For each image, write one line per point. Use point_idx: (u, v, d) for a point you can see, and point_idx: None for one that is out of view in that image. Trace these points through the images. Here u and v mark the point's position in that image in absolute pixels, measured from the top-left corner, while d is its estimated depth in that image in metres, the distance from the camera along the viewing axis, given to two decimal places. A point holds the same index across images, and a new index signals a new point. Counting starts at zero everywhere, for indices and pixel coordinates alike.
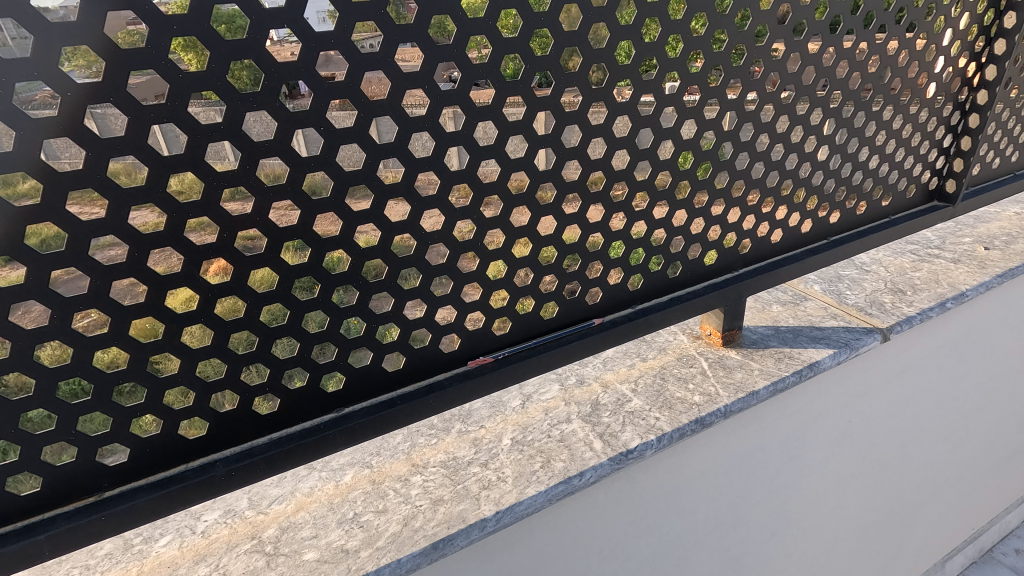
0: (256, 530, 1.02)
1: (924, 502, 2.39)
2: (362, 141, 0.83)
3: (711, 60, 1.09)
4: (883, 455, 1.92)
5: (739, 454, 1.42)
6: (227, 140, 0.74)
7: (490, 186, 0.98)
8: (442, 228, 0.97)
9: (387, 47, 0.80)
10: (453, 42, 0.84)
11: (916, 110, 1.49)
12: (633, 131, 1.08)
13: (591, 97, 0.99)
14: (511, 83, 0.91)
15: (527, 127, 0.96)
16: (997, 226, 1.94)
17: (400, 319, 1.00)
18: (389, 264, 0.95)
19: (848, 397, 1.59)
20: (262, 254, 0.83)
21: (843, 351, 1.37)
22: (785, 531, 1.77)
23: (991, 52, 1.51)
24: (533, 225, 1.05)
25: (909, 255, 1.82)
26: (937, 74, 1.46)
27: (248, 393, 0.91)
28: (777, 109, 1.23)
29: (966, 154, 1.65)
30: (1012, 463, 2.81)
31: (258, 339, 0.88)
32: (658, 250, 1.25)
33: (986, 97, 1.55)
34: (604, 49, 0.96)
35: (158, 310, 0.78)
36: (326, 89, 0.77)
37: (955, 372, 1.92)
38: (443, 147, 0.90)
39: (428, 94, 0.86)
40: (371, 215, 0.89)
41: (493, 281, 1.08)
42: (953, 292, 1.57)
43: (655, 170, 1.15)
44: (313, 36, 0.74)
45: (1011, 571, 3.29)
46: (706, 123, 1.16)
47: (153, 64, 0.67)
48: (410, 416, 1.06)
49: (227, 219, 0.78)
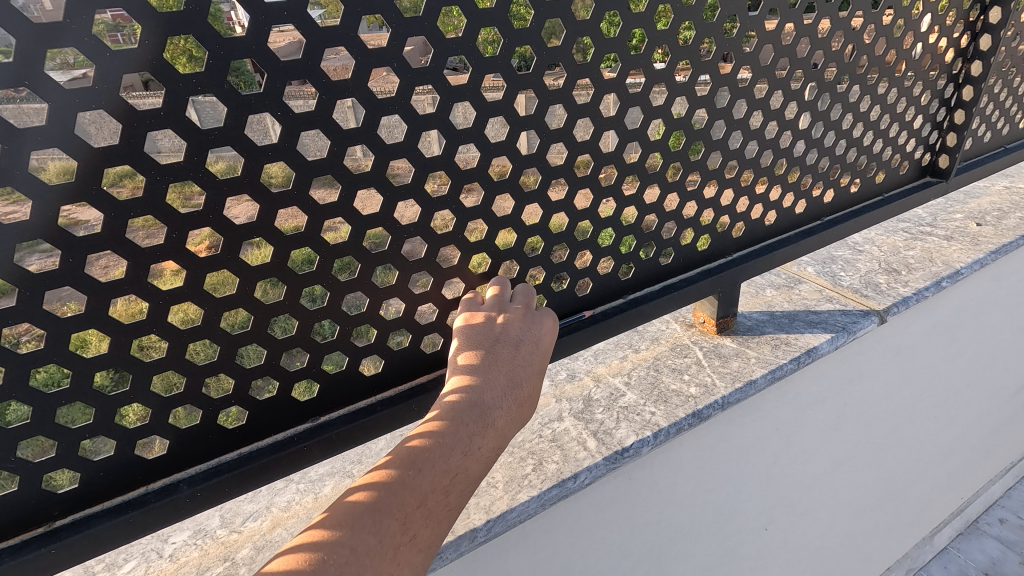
0: (229, 551, 0.94)
1: (915, 480, 2.40)
2: (326, 127, 0.75)
3: (703, 31, 1.02)
4: (877, 436, 1.90)
5: (736, 445, 1.38)
6: (169, 128, 0.65)
7: (470, 173, 0.90)
8: (419, 219, 0.90)
9: (350, 21, 0.71)
10: (426, 13, 0.76)
11: (910, 83, 1.43)
12: (622, 110, 1.00)
13: (577, 74, 0.92)
14: (490, 59, 0.83)
15: (508, 108, 0.88)
16: (988, 202, 1.92)
17: (378, 320, 0.93)
18: (363, 262, 0.87)
19: (843, 381, 1.55)
20: (219, 255, 0.75)
21: (841, 335, 1.33)
22: (782, 517, 1.75)
23: (985, 21, 1.45)
24: (517, 214, 0.99)
25: (901, 233, 1.78)
26: (931, 46, 1.40)
27: (213, 407, 0.83)
28: (772, 84, 1.16)
29: (959, 128, 1.60)
30: (999, 436, 2.84)
31: (220, 348, 0.80)
32: (649, 237, 1.19)
33: (980, 69, 1.50)
34: (589, 20, 0.89)
35: (102, 322, 0.70)
36: (282, 68, 0.68)
37: (947, 351, 1.90)
38: (417, 131, 0.82)
39: (398, 73, 0.77)
40: (339, 208, 0.81)
41: (478, 276, 1.00)
42: (948, 271, 1.54)
43: (646, 151, 1.08)
44: (263, 7, 0.65)
45: (995, 541, 3.36)
46: (698, 101, 1.09)
47: (75, 42, 0.57)
48: (393, 422, 1.00)
49: (175, 218, 0.69)
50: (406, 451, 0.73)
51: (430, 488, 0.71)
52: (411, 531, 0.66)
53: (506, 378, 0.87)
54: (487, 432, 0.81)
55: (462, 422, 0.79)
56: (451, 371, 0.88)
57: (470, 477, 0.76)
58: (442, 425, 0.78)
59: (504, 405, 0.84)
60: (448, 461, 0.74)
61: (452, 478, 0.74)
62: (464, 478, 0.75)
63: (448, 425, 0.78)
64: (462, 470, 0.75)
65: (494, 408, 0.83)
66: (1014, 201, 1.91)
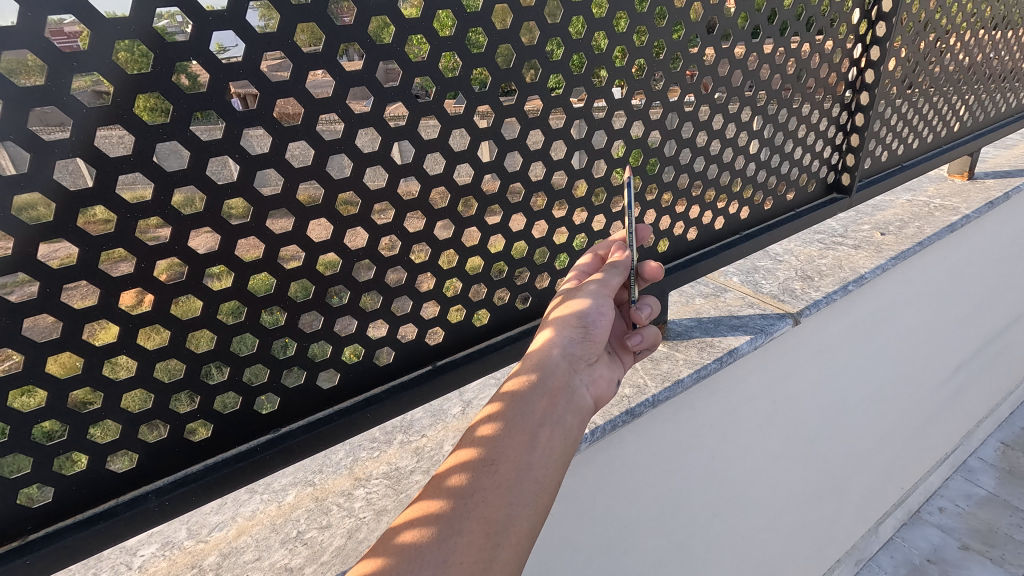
0: (197, 559, 1.00)
1: (853, 472, 2.57)
2: (280, 166, 0.85)
3: (613, 74, 1.18)
4: (809, 430, 2.07)
5: (674, 441, 1.51)
6: (139, 171, 0.74)
7: (412, 202, 1.02)
8: (367, 244, 1.00)
9: (298, 75, 0.82)
10: (364, 67, 0.88)
11: (808, 112, 1.63)
12: (547, 144, 1.14)
13: (504, 114, 1.06)
14: (424, 104, 0.96)
15: (443, 144, 1.01)
16: (892, 214, 2.13)
17: (333, 336, 1.02)
18: (317, 284, 0.96)
19: (770, 379, 1.71)
20: (184, 281, 0.83)
21: (759, 336, 1.48)
22: (727, 510, 1.88)
23: (868, 58, 1.68)
24: (457, 237, 1.10)
25: (817, 244, 1.96)
26: (822, 79, 1.61)
27: (179, 421, 0.91)
28: (681, 116, 1.33)
29: (855, 150, 1.82)
30: (929, 428, 3.07)
31: (186, 367, 0.87)
32: (581, 253, 1.34)
33: (867, 99, 1.72)
34: (512, 68, 1.03)
35: (75, 344, 0.77)
36: (239, 118, 0.80)
37: (866, 349, 2.09)
38: (361, 166, 0.93)
39: (342, 117, 0.88)
40: (294, 236, 0.90)
41: (424, 293, 1.11)
42: (853, 276, 1.72)
43: (571, 178, 1.22)
44: (222, 68, 0.76)
45: (936, 529, 3.60)
46: (615, 133, 1.24)
47: (54, 100, 0.67)
48: (350, 430, 1.09)
49: (143, 249, 0.78)
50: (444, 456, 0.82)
51: (472, 472, 0.78)
52: (468, 517, 0.73)
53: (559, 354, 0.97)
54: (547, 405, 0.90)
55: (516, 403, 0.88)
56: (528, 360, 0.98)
57: (517, 448, 0.82)
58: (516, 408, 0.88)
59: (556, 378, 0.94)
60: (482, 444, 0.82)
61: (494, 459, 0.80)
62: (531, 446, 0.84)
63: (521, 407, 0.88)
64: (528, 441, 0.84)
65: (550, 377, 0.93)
66: (914, 212, 2.13)
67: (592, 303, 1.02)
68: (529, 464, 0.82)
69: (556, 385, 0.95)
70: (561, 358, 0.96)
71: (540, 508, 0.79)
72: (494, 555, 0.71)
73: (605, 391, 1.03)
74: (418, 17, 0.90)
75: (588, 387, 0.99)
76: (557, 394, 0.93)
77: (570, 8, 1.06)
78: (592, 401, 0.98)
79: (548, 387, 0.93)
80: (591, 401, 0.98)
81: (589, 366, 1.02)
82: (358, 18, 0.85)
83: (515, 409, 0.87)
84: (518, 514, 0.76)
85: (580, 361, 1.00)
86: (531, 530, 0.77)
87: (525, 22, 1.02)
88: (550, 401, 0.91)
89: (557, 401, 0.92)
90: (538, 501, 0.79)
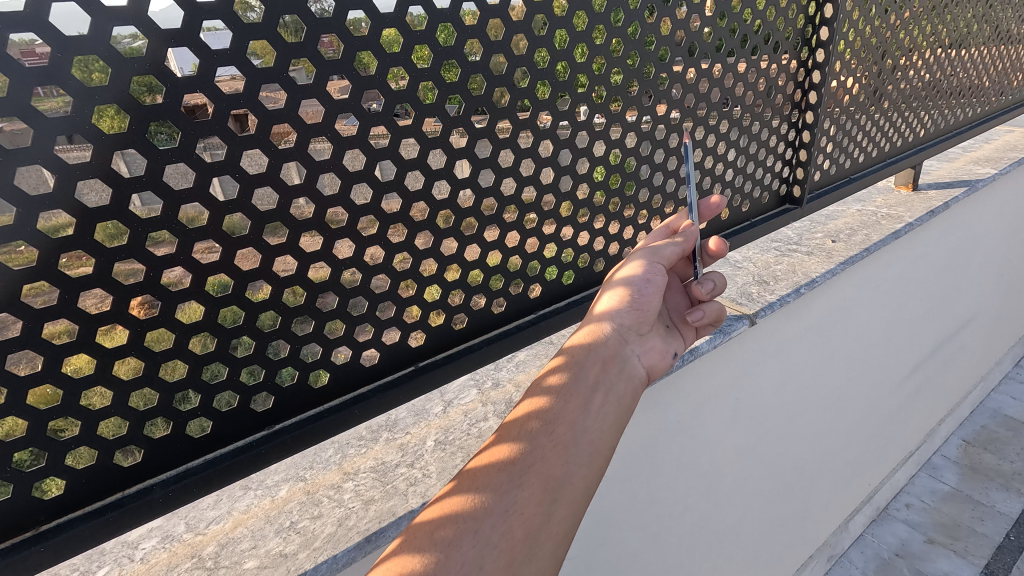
0: (196, 549, 1.07)
1: (820, 468, 2.71)
2: (275, 184, 0.94)
3: (575, 99, 1.30)
4: (773, 427, 2.19)
5: (644, 436, 1.61)
6: (149, 190, 0.83)
7: (395, 216, 1.11)
8: (353, 254, 1.09)
9: (291, 104, 0.92)
10: (350, 95, 0.98)
11: (757, 130, 1.79)
12: (517, 162, 1.26)
13: (476, 136, 1.17)
14: (404, 127, 1.07)
15: (422, 163, 1.11)
16: (843, 223, 2.30)
17: (323, 338, 1.11)
18: (308, 291, 1.05)
19: (732, 376, 1.83)
20: (187, 288, 0.91)
21: (717, 336, 1.60)
22: (698, 503, 1.99)
23: (811, 81, 1.86)
24: (436, 247, 1.21)
25: (773, 251, 2.11)
26: (769, 101, 1.77)
27: (181, 419, 0.99)
28: (639, 135, 1.48)
29: (804, 164, 1.98)
30: (891, 426, 3.23)
31: (188, 367, 0.95)
32: (550, 261, 1.46)
33: (812, 117, 1.89)
34: (482, 95, 1.15)
35: (88, 346, 0.84)
36: (239, 142, 0.89)
37: (823, 349, 2.24)
38: (348, 184, 1.03)
39: (331, 140, 0.98)
40: (287, 247, 0.99)
41: (406, 299, 1.21)
42: (805, 280, 1.86)
43: (540, 193, 1.34)
44: (224, 98, 0.86)
45: (904, 524, 3.76)
46: (579, 151, 1.37)
47: (77, 128, 0.75)
48: (339, 426, 1.18)
49: (152, 259, 0.86)
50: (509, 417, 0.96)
51: (534, 436, 0.91)
52: (531, 473, 0.85)
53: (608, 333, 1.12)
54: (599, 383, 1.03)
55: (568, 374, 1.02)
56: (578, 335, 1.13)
57: (573, 412, 0.96)
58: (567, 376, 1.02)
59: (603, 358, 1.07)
60: (542, 409, 0.95)
61: (553, 423, 0.93)
62: (587, 414, 0.97)
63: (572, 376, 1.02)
64: (582, 409, 0.97)
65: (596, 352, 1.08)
66: (862, 221, 2.30)
67: (640, 277, 1.19)
68: (584, 429, 0.94)
69: (608, 357, 1.09)
70: (611, 333, 1.12)
71: (595, 470, 0.91)
72: (552, 511, 0.83)
73: (656, 362, 1.18)
74: (398, 51, 1.01)
75: (639, 358, 1.15)
76: (606, 365, 1.07)
77: (536, 41, 1.17)
78: (643, 370, 1.14)
79: (599, 358, 1.07)
80: (641, 371, 1.12)
81: (636, 338, 1.17)
82: (345, 53, 0.95)
83: (569, 378, 1.01)
84: (575, 471, 0.89)
85: (627, 333, 1.15)
86: (586, 490, 0.89)
87: (494, 54, 1.13)
88: (602, 369, 1.05)
89: (606, 371, 1.07)
90: (593, 464, 0.92)
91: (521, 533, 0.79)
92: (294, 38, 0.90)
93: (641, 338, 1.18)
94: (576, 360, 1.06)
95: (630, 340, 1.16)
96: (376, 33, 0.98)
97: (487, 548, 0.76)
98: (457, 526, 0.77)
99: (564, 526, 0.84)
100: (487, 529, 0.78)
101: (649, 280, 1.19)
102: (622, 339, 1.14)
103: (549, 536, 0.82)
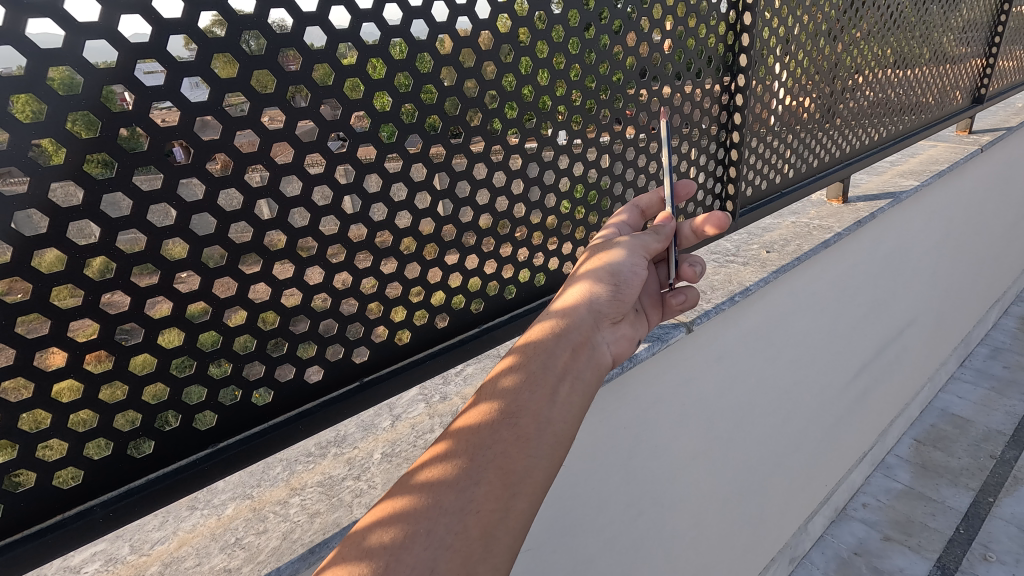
0: (140, 570, 1.08)
1: (773, 470, 2.81)
2: (212, 210, 0.99)
3: (506, 125, 1.39)
4: (722, 430, 2.29)
5: (590, 442, 1.68)
6: (87, 218, 0.87)
7: (333, 237, 1.16)
8: (293, 275, 1.13)
9: (227, 135, 0.97)
10: (285, 125, 1.03)
11: (686, 149, 1.92)
12: (452, 184, 1.33)
13: (410, 160, 1.24)
14: (339, 154, 1.12)
15: (358, 188, 1.17)
16: (777, 234, 2.44)
17: (266, 356, 1.15)
18: (249, 311, 1.09)
19: (675, 382, 1.93)
20: (127, 311, 0.94)
21: (655, 343, 1.68)
22: (650, 508, 2.06)
23: (735, 104, 2.02)
24: (376, 266, 1.26)
25: (712, 262, 2.23)
26: (696, 122, 1.91)
27: (122, 439, 1.01)
28: (570, 157, 1.58)
29: (734, 180, 2.12)
30: (841, 427, 3.37)
31: (129, 388, 0.98)
32: (491, 278, 1.54)
33: (738, 137, 2.05)
34: (415, 122, 1.22)
35: (27, 371, 0.87)
36: (175, 171, 0.93)
37: (765, 354, 2.35)
38: (286, 208, 1.08)
39: (267, 167, 1.03)
40: (226, 270, 1.04)
41: (347, 316, 1.26)
42: (740, 289, 1.97)
43: (477, 213, 1.42)
44: (159, 130, 0.90)
45: (861, 523, 3.90)
46: (513, 173, 1.45)
47: (14, 161, 0.79)
48: (283, 441, 1.22)
49: (91, 284, 0.89)
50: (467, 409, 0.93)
51: (493, 430, 0.88)
52: (488, 468, 0.84)
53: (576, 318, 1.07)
54: (564, 369, 0.99)
55: (531, 361, 0.98)
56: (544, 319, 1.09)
57: (536, 403, 0.93)
58: (530, 363, 0.98)
59: (569, 345, 1.03)
60: (502, 401, 0.92)
61: (515, 415, 0.90)
62: (551, 404, 0.94)
63: (535, 362, 0.99)
64: (545, 399, 0.94)
65: (560, 338, 1.03)
66: (795, 232, 2.44)
67: (627, 261, 1.16)
68: (547, 419, 0.92)
69: (577, 344, 1.04)
70: (583, 317, 1.08)
71: (558, 460, 0.89)
72: (511, 504, 0.82)
73: (625, 350, 1.16)
74: (330, 84, 1.07)
75: (607, 346, 1.10)
76: (574, 353, 1.03)
77: (464, 72, 1.26)
78: (610, 358, 1.10)
79: (568, 344, 1.03)
80: (609, 359, 1.09)
81: (607, 326, 1.12)
82: (277, 87, 1.01)
83: (534, 366, 0.97)
84: (536, 464, 0.87)
85: (599, 321, 1.10)
86: (548, 479, 0.87)
87: (424, 85, 1.21)
88: (570, 357, 1.01)
89: (574, 359, 1.02)
90: (556, 453, 0.90)
91: (478, 530, 0.78)
92: (227, 74, 0.96)
93: (613, 326, 1.14)
94: (540, 346, 1.01)
95: (603, 327, 1.12)
96: (308, 68, 1.03)
97: (441, 547, 0.75)
98: (410, 528, 0.76)
99: (523, 519, 0.82)
100: (441, 529, 0.77)
101: (635, 269, 1.16)
102: (594, 325, 1.09)
103: (507, 530, 0.80)
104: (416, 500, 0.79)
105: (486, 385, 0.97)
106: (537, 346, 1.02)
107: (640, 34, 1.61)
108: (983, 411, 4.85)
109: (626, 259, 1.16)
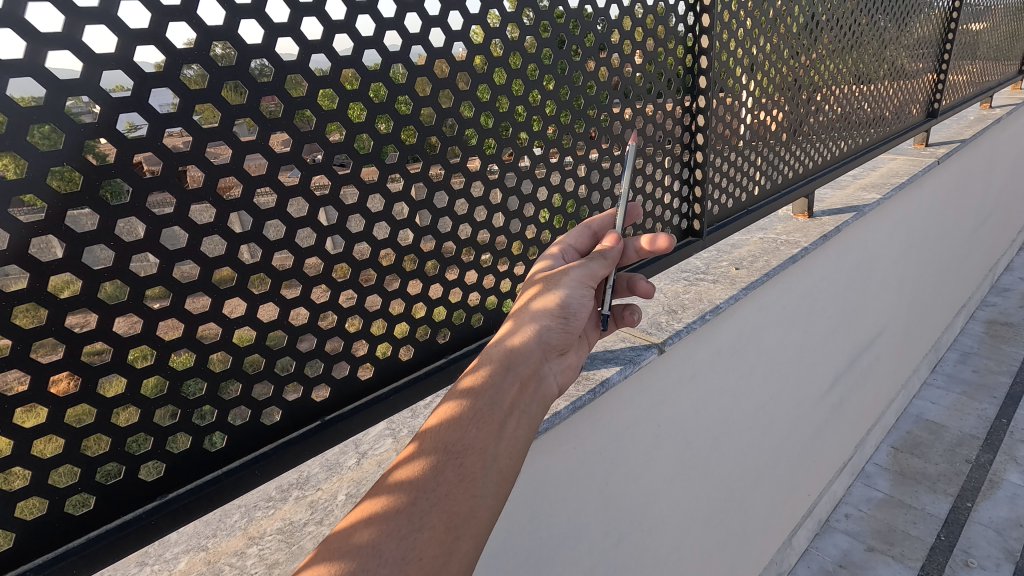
0: None
1: (754, 485, 2.80)
2: (154, 250, 0.94)
3: (466, 151, 1.39)
4: (700, 449, 2.27)
5: (566, 471, 1.64)
6: (13, 263, 0.81)
7: (287, 272, 1.12)
8: (245, 313, 1.09)
9: (168, 171, 0.93)
10: (231, 160, 1.00)
11: (651, 170, 1.93)
12: (412, 212, 1.31)
13: (367, 191, 1.21)
14: (290, 187, 1.08)
15: (313, 220, 1.13)
16: (746, 250, 2.47)
17: (217, 400, 1.09)
18: (197, 352, 1.04)
19: (649, 404, 1.91)
20: (62, 360, 0.88)
21: (627, 366, 1.66)
22: (631, 534, 2.02)
23: (697, 124, 2.05)
24: (334, 300, 1.22)
25: (682, 280, 2.23)
26: (658, 144, 1.93)
27: (59, 496, 0.94)
28: (533, 182, 1.58)
29: (699, 200, 2.14)
30: (818, 439, 3.39)
31: (64, 442, 0.91)
32: (457, 306, 1.51)
33: (701, 157, 2.07)
34: (370, 151, 1.20)
35: None
36: (113, 210, 0.88)
37: (738, 370, 2.35)
38: (235, 245, 1.03)
39: (213, 204, 0.99)
40: (171, 311, 0.98)
41: (305, 353, 1.21)
42: (710, 307, 1.97)
43: (439, 241, 1.40)
44: (94, 168, 0.86)
45: (844, 534, 3.91)
46: (475, 199, 1.44)
47: None
48: (237, 487, 1.16)
49: (19, 332, 0.83)
50: (409, 453, 0.88)
51: (437, 471, 0.84)
52: (432, 513, 0.80)
53: (525, 352, 1.03)
54: (512, 404, 0.96)
55: (476, 398, 0.93)
56: (488, 353, 1.03)
57: (483, 441, 0.89)
58: (474, 401, 0.93)
59: (517, 379, 0.99)
60: (444, 440, 0.88)
61: (459, 453, 0.87)
62: (497, 440, 0.90)
63: (480, 400, 0.93)
64: (490, 437, 0.90)
65: (507, 372, 0.99)
66: (763, 248, 2.47)
67: (569, 290, 1.10)
68: (494, 457, 0.88)
69: (526, 377, 1.00)
70: (533, 348, 1.04)
71: (504, 498, 0.87)
72: (453, 548, 0.79)
73: (570, 379, 1.11)
74: (279, 116, 1.04)
75: (556, 377, 1.06)
76: (523, 387, 0.99)
77: (420, 101, 1.25)
78: (558, 390, 1.06)
79: (517, 377, 0.99)
80: (559, 391, 1.06)
81: (558, 356, 1.09)
82: (221, 121, 0.97)
83: (481, 404, 0.93)
84: (481, 503, 0.84)
85: (548, 352, 1.06)
86: (492, 519, 0.85)
87: (379, 114, 1.19)
88: (519, 391, 0.98)
89: (521, 394, 0.99)
90: (502, 491, 0.87)
91: None
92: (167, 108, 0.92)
93: (561, 356, 1.10)
94: (485, 383, 0.96)
95: (550, 358, 1.07)
96: (255, 101, 1.01)
97: None
98: None
99: (465, 563, 0.80)
100: None
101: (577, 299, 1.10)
102: (542, 357, 1.05)
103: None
104: (354, 554, 0.74)
105: (429, 427, 0.92)
106: (481, 382, 0.96)
107: (598, 59, 1.63)
108: (957, 416, 4.93)
109: (570, 286, 1.10)
